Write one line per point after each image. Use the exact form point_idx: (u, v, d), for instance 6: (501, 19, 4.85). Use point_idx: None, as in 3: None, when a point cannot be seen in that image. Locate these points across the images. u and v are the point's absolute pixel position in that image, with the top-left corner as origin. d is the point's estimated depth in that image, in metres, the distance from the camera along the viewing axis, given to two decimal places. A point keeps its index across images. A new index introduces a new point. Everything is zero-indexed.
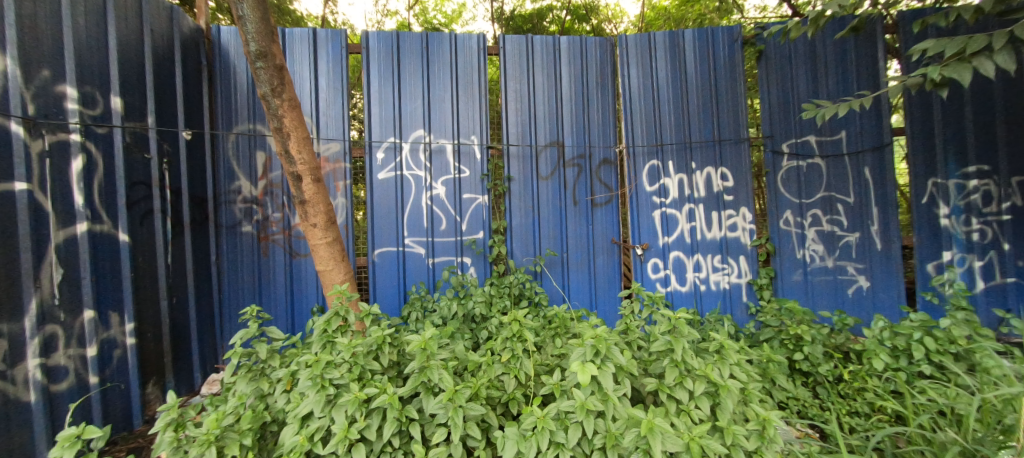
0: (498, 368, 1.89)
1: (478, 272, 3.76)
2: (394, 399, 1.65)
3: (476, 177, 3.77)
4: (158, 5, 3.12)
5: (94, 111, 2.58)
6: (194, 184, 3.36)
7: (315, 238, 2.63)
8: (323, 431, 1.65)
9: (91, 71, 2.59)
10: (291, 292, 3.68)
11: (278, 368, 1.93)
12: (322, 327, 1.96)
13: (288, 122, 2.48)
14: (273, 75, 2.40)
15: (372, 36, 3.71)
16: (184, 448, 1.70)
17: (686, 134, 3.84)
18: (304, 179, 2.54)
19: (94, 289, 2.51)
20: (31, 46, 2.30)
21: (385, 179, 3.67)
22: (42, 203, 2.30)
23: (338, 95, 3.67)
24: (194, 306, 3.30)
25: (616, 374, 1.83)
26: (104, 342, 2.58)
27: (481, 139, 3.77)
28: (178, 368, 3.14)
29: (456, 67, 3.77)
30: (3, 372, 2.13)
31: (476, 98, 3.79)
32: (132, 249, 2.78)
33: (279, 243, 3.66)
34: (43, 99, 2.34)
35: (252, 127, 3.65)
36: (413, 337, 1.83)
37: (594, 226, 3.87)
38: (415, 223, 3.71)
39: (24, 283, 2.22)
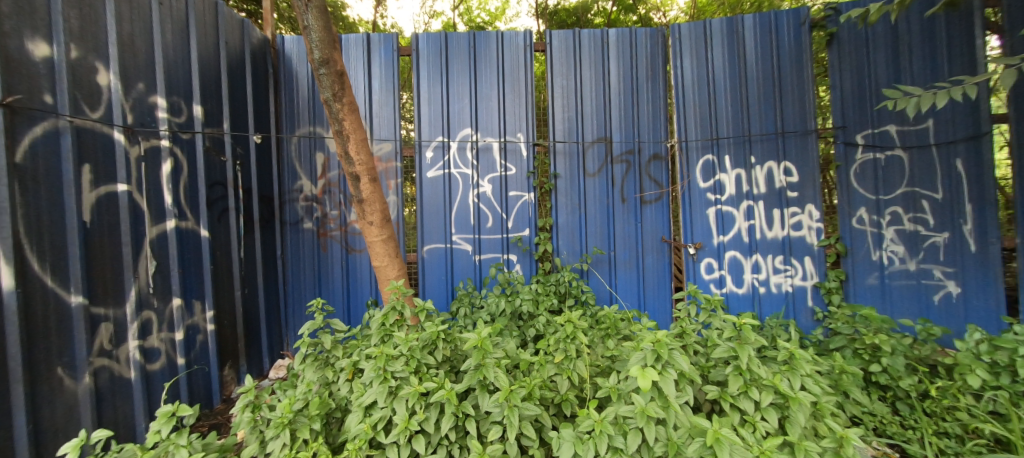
0: (551, 368, 1.89)
1: (524, 269, 3.77)
2: (452, 395, 1.70)
3: (522, 174, 3.78)
4: (232, 18, 3.38)
5: (180, 119, 2.85)
6: (263, 184, 3.63)
7: (372, 235, 2.75)
8: (385, 421, 1.73)
9: (177, 83, 2.87)
10: (347, 287, 3.88)
11: (341, 358, 2.04)
12: (380, 321, 2.05)
13: (348, 124, 2.60)
14: (335, 80, 2.53)
15: (421, 38, 3.82)
16: (261, 428, 1.85)
17: (745, 127, 3.63)
18: (362, 178, 2.66)
19: (181, 279, 2.78)
20: (130, 62, 2.56)
21: (434, 178, 3.78)
22: (139, 202, 2.56)
23: (390, 97, 3.81)
24: (263, 296, 3.57)
25: (676, 380, 1.77)
26: (190, 327, 2.87)
27: (527, 137, 3.77)
28: (250, 353, 3.43)
29: (502, 65, 3.79)
30: (110, 351, 2.37)
31: (523, 96, 3.79)
32: (212, 244, 3.06)
33: (336, 239, 3.87)
34: (140, 109, 2.61)
35: (312, 130, 3.86)
36: (468, 334, 1.87)
37: (643, 224, 3.77)
38: (462, 220, 3.79)
39: (126, 273, 2.46)
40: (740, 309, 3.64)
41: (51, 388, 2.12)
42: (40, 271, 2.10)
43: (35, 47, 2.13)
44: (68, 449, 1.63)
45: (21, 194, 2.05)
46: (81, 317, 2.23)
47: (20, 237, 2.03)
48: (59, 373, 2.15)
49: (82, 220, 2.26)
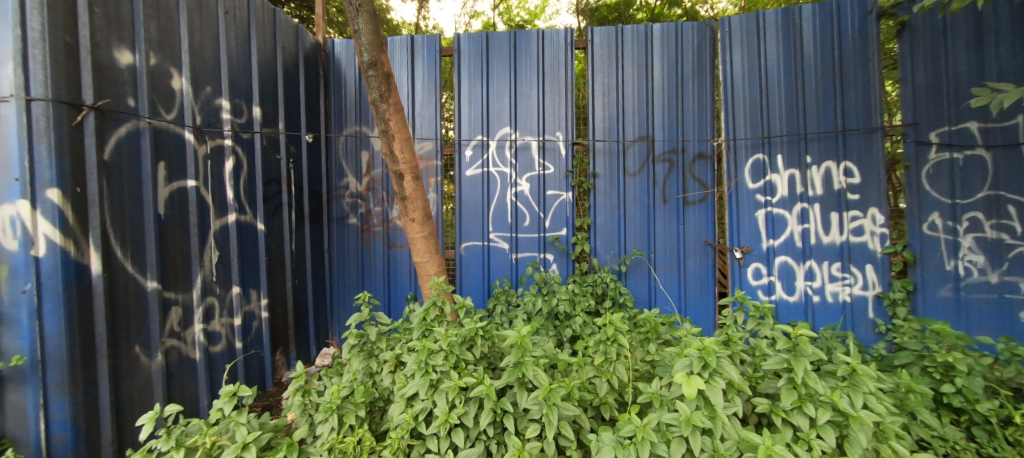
0: (591, 370, 1.87)
1: (560, 269, 3.75)
2: (491, 391, 1.72)
3: (561, 174, 3.75)
4: (287, 24, 3.58)
5: (241, 120, 3.06)
6: (313, 181, 3.82)
7: (414, 232, 2.82)
8: (426, 412, 1.78)
9: (240, 86, 3.08)
10: (388, 281, 4.02)
11: (385, 350, 2.12)
12: (421, 316, 2.11)
13: (393, 124, 2.68)
14: (381, 82, 2.61)
15: (463, 38, 3.87)
16: (310, 412, 1.94)
17: (800, 125, 3.43)
18: (405, 177, 2.74)
19: (239, 269, 2.99)
20: (200, 67, 2.77)
21: (473, 176, 3.84)
22: (206, 196, 2.77)
23: (432, 96, 3.89)
24: (311, 287, 3.77)
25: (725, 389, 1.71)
26: (247, 313, 3.08)
27: (567, 135, 3.75)
28: (299, 340, 3.63)
29: (543, 64, 3.78)
30: (179, 333, 2.59)
31: (563, 95, 3.76)
32: (267, 236, 3.26)
33: (379, 234, 4.00)
34: (207, 110, 2.81)
35: (358, 129, 4.02)
36: (510, 332, 1.89)
37: (686, 225, 3.65)
38: (500, 219, 3.82)
39: (194, 261, 2.68)
40: (790, 317, 3.45)
41: (130, 364, 2.31)
42: (123, 258, 2.30)
43: (121, 56, 2.34)
44: (145, 419, 1.73)
45: (109, 188, 2.25)
46: (155, 301, 2.42)
47: (106, 226, 2.23)
48: (137, 351, 2.35)
49: (158, 212, 2.47)
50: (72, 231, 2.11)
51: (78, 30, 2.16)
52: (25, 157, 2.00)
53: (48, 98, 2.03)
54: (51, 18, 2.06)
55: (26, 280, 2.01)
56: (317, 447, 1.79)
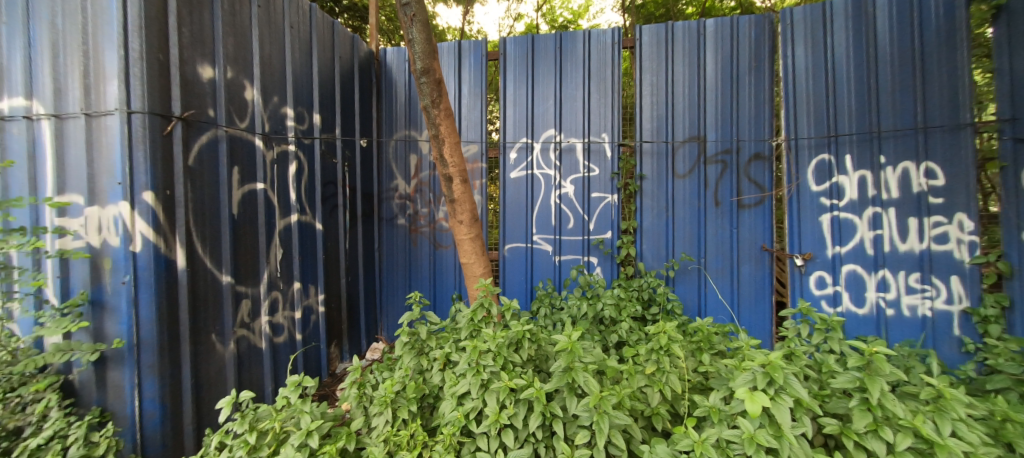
0: (641, 378, 1.83)
1: (605, 272, 3.69)
2: (541, 394, 1.72)
3: (606, 175, 3.69)
4: (345, 35, 3.78)
5: (303, 126, 3.28)
6: (365, 183, 4.01)
7: (461, 234, 2.89)
8: (477, 411, 1.81)
9: (303, 95, 3.30)
10: (434, 280, 4.13)
11: (435, 348, 2.18)
12: (470, 317, 2.15)
13: (443, 129, 2.76)
14: (433, 88, 2.69)
15: (509, 42, 3.91)
16: (365, 404, 2.04)
17: (871, 123, 3.17)
18: (454, 179, 2.80)
19: (299, 266, 3.20)
20: (269, 78, 3.00)
21: (517, 178, 3.87)
22: (272, 197, 2.99)
23: (478, 100, 3.96)
24: (362, 284, 3.96)
25: (791, 408, 1.61)
26: (306, 307, 3.28)
27: (613, 136, 3.68)
28: (351, 333, 3.83)
29: (589, 64, 3.73)
30: (249, 323, 2.81)
31: (609, 95, 3.69)
32: (324, 235, 3.47)
33: (425, 235, 4.13)
34: (275, 119, 3.03)
35: (408, 134, 4.15)
36: (559, 336, 1.89)
37: (740, 230, 3.47)
38: (544, 221, 3.83)
39: (261, 258, 2.89)
40: (859, 331, 3.19)
41: (208, 351, 2.53)
42: (203, 254, 2.53)
43: (204, 70, 2.56)
44: (223, 403, 1.89)
45: (193, 191, 2.48)
46: (229, 294, 2.65)
47: (190, 225, 2.46)
48: (214, 339, 2.57)
49: (232, 212, 2.69)
50: (162, 230, 2.32)
51: (169, 49, 2.38)
52: (126, 163, 2.23)
53: (145, 111, 2.26)
54: (148, 39, 2.29)
55: (125, 273, 2.23)
56: (373, 439, 1.87)
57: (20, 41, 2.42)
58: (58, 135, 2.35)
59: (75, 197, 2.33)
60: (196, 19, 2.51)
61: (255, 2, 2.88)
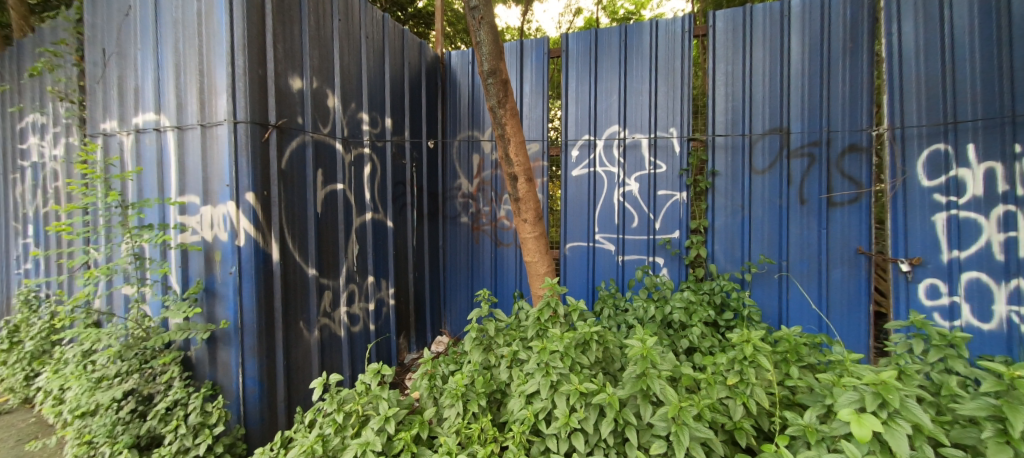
0: (721, 389, 1.72)
1: (672, 274, 3.52)
2: (614, 400, 1.68)
3: (674, 172, 3.51)
4: (413, 41, 3.95)
5: (377, 130, 3.49)
6: (431, 182, 4.19)
7: (525, 232, 2.89)
8: (546, 412, 1.80)
9: (377, 101, 3.50)
10: (495, 278, 4.19)
11: (501, 345, 2.22)
12: (536, 316, 2.16)
13: (509, 128, 2.77)
14: (499, 88, 2.71)
15: (572, 38, 3.85)
16: (436, 394, 2.14)
17: (1002, 107, 2.72)
18: (519, 179, 2.81)
19: (373, 260, 3.41)
20: (348, 86, 3.21)
21: (579, 176, 3.83)
22: (351, 197, 3.22)
23: (540, 98, 3.96)
24: (428, 279, 4.15)
25: (909, 435, 1.43)
26: (379, 300, 3.50)
27: (681, 131, 3.48)
28: (418, 326, 4.03)
29: (656, 56, 3.55)
30: (332, 313, 3.05)
31: (678, 87, 3.49)
32: (395, 233, 3.67)
33: (487, 233, 4.20)
34: (352, 124, 3.25)
35: (471, 134, 4.24)
36: (632, 341, 1.84)
37: (831, 230, 3.13)
38: (606, 220, 3.74)
39: (340, 253, 3.12)
40: (984, 349, 2.75)
41: (298, 337, 2.78)
42: (294, 249, 2.77)
43: (294, 82, 2.80)
44: (315, 383, 2.07)
45: (285, 192, 2.73)
46: (314, 286, 2.88)
47: (283, 223, 2.71)
48: (302, 326, 2.82)
49: (317, 211, 2.93)
50: (261, 227, 2.57)
51: (266, 64, 2.63)
52: (232, 168, 2.50)
53: (247, 120, 2.52)
54: (250, 56, 2.54)
55: (232, 264, 2.51)
56: (445, 429, 1.95)
57: (151, 64, 2.83)
58: (179, 143, 2.70)
59: (192, 197, 2.67)
60: (288, 35, 2.76)
61: (337, 16, 3.10)
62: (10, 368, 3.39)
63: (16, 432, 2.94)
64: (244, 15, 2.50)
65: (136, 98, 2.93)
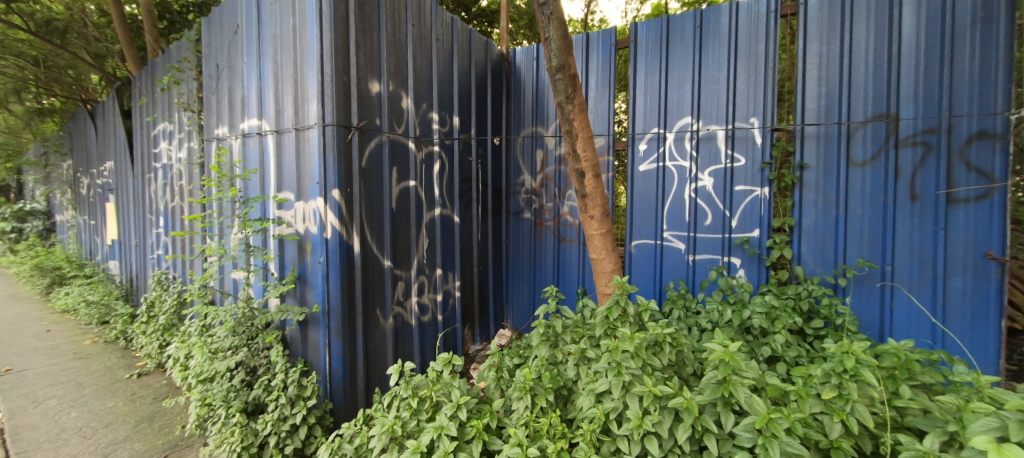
0: (815, 403, 1.57)
1: (749, 275, 3.28)
2: (692, 404, 1.61)
3: (754, 166, 3.25)
4: (480, 41, 4.04)
5: (446, 129, 3.64)
6: (496, 179, 4.28)
7: (591, 229, 2.84)
8: (618, 412, 1.76)
9: (446, 100, 3.64)
10: (557, 274, 4.16)
11: (568, 342, 2.21)
12: (605, 314, 2.13)
13: (577, 124, 2.72)
14: (568, 83, 2.68)
15: (641, 27, 3.70)
16: (503, 385, 2.20)
17: None
18: (586, 175, 2.76)
19: (441, 254, 3.56)
20: (420, 88, 3.36)
21: (646, 171, 3.68)
22: (422, 194, 3.39)
23: (606, 92, 3.86)
24: (491, 273, 4.26)
25: None
26: (446, 292, 3.65)
27: (764, 120, 3.20)
28: (482, 319, 4.16)
29: (736, 40, 3.29)
30: (405, 303, 3.23)
31: (761, 73, 3.21)
32: (461, 228, 3.81)
33: (550, 229, 4.17)
34: (423, 123, 3.41)
35: (535, 130, 4.23)
36: (710, 345, 1.75)
37: (950, 231, 2.71)
38: (676, 216, 3.57)
39: (412, 247, 3.29)
40: None
41: (376, 324, 2.99)
42: (373, 242, 2.96)
43: (373, 86, 2.99)
44: (393, 369, 2.20)
45: (365, 188, 2.92)
46: (389, 276, 3.07)
47: (363, 217, 2.90)
48: (379, 314, 3.01)
49: (391, 206, 3.11)
50: (345, 221, 2.77)
51: (350, 71, 2.82)
52: (322, 167, 2.71)
53: (335, 123, 2.71)
54: (337, 64, 2.73)
55: (321, 255, 2.74)
56: (514, 421, 1.98)
57: (255, 76, 3.18)
58: (278, 146, 3.01)
59: (288, 194, 2.97)
60: (368, 42, 2.93)
61: (410, 21, 3.24)
62: (149, 337, 4.02)
63: (154, 391, 3.48)
64: (332, 26, 2.69)
65: (242, 106, 3.32)
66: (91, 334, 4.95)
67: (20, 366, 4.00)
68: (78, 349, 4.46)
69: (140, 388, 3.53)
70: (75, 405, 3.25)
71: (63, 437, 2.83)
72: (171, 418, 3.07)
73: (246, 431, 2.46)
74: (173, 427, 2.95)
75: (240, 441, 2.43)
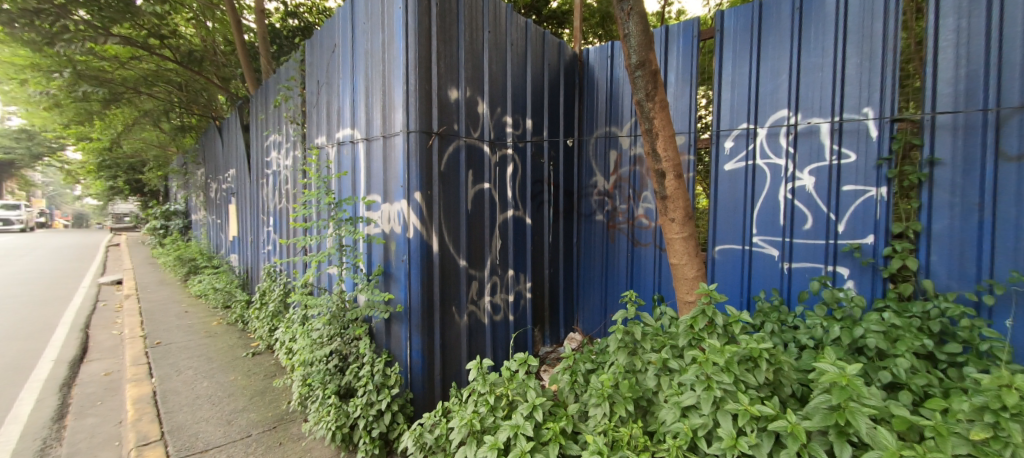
0: (959, 443, 1.34)
1: (860, 288, 2.88)
2: (798, 430, 1.45)
3: (868, 162, 2.84)
4: (553, 42, 4.02)
5: (519, 131, 3.67)
6: (567, 181, 4.24)
7: (672, 232, 2.69)
8: (707, 429, 1.65)
9: (519, 103, 3.68)
10: (631, 278, 3.98)
11: (649, 350, 2.11)
12: (688, 323, 2.00)
13: (658, 122, 2.59)
14: (648, 80, 2.56)
15: (729, 15, 3.42)
16: (578, 390, 2.16)
17: None
18: (668, 176, 2.60)
19: (513, 255, 3.61)
20: (495, 92, 3.44)
21: (733, 170, 3.41)
22: (495, 195, 3.46)
23: (686, 87, 3.63)
24: (562, 275, 4.23)
25: None
26: (517, 293, 3.68)
27: (881, 110, 2.79)
28: (552, 321, 4.14)
29: (844, 21, 2.91)
30: (479, 302, 3.32)
31: (877, 56, 2.80)
32: (533, 229, 3.84)
33: (624, 231, 4.01)
34: (498, 127, 3.47)
35: (608, 130, 4.10)
36: (819, 365, 1.57)
37: None
38: (768, 220, 3.25)
39: (486, 247, 3.37)
40: None
41: (452, 321, 3.10)
42: (450, 243, 3.07)
43: (451, 93, 3.10)
44: (472, 365, 2.27)
45: (443, 190, 3.04)
46: (464, 275, 3.17)
47: (441, 219, 3.01)
48: (454, 312, 3.12)
49: (467, 208, 3.21)
50: (426, 222, 2.90)
51: (431, 80, 2.96)
52: (406, 170, 2.87)
53: (418, 130, 2.86)
54: (420, 74, 2.88)
55: (404, 253, 2.90)
56: (591, 428, 1.93)
57: (349, 88, 3.47)
58: (367, 151, 3.27)
59: (376, 196, 3.19)
60: (448, 52, 3.05)
61: (487, 28, 3.33)
62: (261, 321, 4.58)
63: (264, 369, 3.95)
64: (416, 39, 2.83)
65: (338, 117, 3.65)
66: (217, 316, 5.76)
67: (166, 340, 4.77)
68: (207, 328, 5.22)
69: (254, 366, 4.03)
70: (206, 376, 3.80)
71: (197, 402, 3.31)
72: (278, 394, 3.46)
73: (340, 412, 2.67)
74: (280, 402, 3.32)
75: (335, 420, 2.65)
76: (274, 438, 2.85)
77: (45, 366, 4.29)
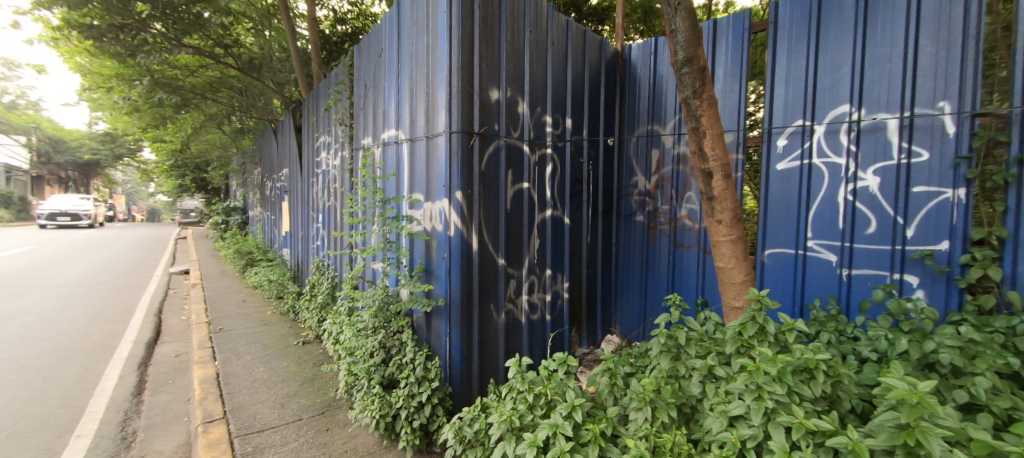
0: None
1: (931, 298, 2.64)
2: (860, 447, 1.35)
3: (943, 162, 2.60)
4: (594, 40, 3.97)
5: (559, 130, 3.66)
6: (607, 180, 4.18)
7: (719, 234, 2.58)
8: (758, 441, 1.57)
9: (560, 102, 3.66)
10: (672, 281, 3.86)
11: (693, 355, 2.04)
12: (736, 330, 1.92)
13: (705, 120, 2.49)
14: (696, 77, 2.46)
15: (784, 6, 3.24)
16: (618, 392, 2.13)
17: None
18: (715, 176, 2.50)
19: (551, 255, 3.60)
20: (535, 91, 3.44)
21: (787, 170, 3.22)
22: (534, 194, 3.46)
23: (736, 83, 3.48)
24: (600, 276, 4.17)
25: None
26: (554, 293, 3.67)
27: (960, 105, 2.54)
28: (589, 322, 4.09)
29: (917, 7, 2.68)
30: (516, 300, 3.34)
31: (955, 45, 2.55)
32: (571, 229, 3.81)
33: (666, 233, 3.90)
34: (538, 126, 3.48)
35: (650, 129, 4.00)
36: (884, 380, 1.47)
37: None
38: (826, 223, 3.05)
39: (524, 246, 3.38)
40: None
41: (489, 319, 3.13)
42: (489, 242, 3.11)
43: (492, 94, 3.13)
44: (511, 363, 2.28)
45: (483, 189, 3.07)
46: (502, 274, 3.20)
47: (481, 217, 3.05)
48: (492, 310, 3.15)
49: (506, 207, 3.23)
50: (466, 220, 2.94)
51: (473, 81, 3.00)
52: (448, 170, 2.93)
53: (460, 130, 2.91)
54: (463, 75, 2.92)
55: (445, 251, 2.97)
56: (632, 432, 1.90)
57: (394, 90, 3.59)
58: (411, 151, 3.37)
59: (419, 195, 3.29)
60: (490, 53, 3.08)
61: (528, 28, 3.33)
62: (310, 312, 4.83)
63: (313, 357, 4.17)
64: (460, 41, 2.88)
65: (383, 118, 3.79)
66: (271, 306, 6.13)
67: (227, 327, 5.13)
68: (263, 317, 5.57)
69: (304, 354, 4.25)
70: (262, 361, 4.06)
71: (254, 385, 3.54)
72: (326, 382, 3.63)
73: (383, 401, 2.77)
74: (328, 389, 3.49)
75: (379, 409, 2.75)
76: (323, 423, 3.00)
77: (126, 346, 4.74)
